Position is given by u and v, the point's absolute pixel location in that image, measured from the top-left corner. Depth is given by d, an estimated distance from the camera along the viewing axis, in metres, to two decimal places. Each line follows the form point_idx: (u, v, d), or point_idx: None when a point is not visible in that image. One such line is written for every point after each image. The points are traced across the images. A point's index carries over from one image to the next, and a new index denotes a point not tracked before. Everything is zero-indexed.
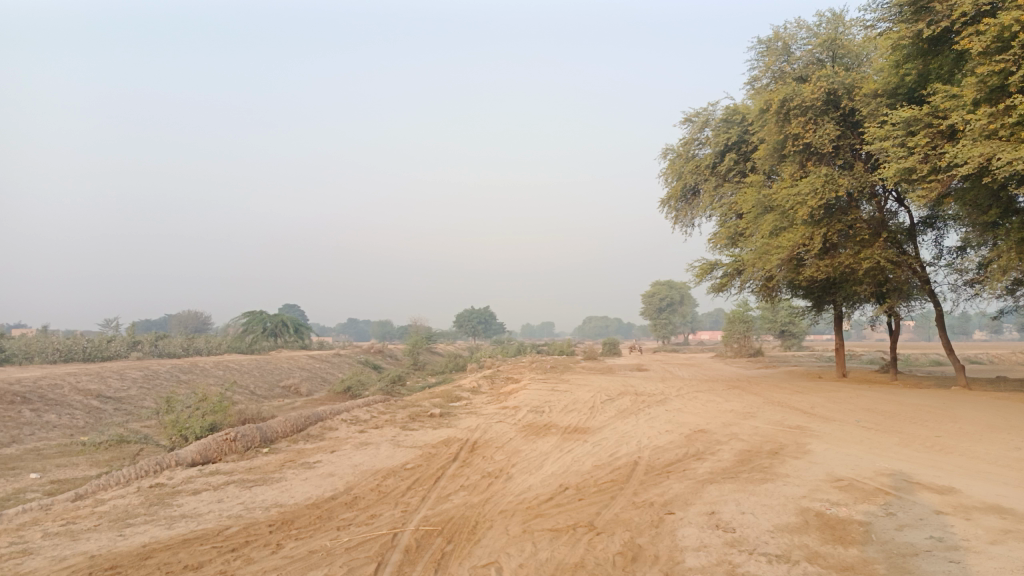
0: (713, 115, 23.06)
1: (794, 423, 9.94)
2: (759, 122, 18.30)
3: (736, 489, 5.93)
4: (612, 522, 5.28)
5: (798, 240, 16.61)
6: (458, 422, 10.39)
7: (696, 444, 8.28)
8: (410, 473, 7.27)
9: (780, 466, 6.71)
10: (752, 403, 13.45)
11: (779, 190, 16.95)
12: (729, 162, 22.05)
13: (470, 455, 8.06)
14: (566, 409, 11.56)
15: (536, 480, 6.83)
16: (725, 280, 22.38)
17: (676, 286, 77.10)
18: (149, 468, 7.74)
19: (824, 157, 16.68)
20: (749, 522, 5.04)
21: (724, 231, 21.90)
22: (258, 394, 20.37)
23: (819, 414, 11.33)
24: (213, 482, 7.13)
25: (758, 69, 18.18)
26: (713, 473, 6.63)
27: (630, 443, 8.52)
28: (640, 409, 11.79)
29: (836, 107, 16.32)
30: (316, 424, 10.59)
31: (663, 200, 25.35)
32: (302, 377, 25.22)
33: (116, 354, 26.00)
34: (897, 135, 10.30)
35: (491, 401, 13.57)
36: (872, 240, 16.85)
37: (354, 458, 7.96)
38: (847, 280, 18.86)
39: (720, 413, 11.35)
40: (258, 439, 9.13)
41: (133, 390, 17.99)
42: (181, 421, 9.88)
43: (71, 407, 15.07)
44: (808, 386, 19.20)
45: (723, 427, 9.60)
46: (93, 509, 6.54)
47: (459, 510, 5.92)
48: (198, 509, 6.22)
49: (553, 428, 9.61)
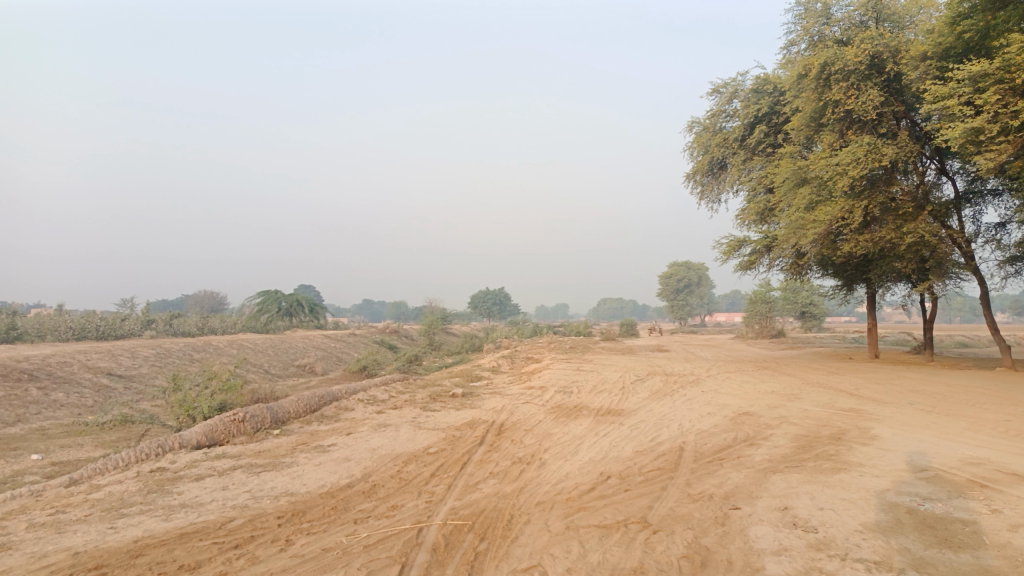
0: (742, 85, 22.07)
1: (846, 405, 9.19)
2: (794, 89, 17.35)
3: (806, 480, 5.21)
4: (670, 518, 4.59)
5: (837, 214, 15.71)
6: (482, 403, 9.73)
7: (746, 428, 7.56)
8: (433, 458, 6.61)
9: (850, 453, 5.99)
10: (790, 384, 12.66)
11: (816, 160, 16.05)
12: (759, 134, 21.11)
13: (498, 438, 7.39)
14: (596, 390, 10.85)
15: (573, 467, 6.14)
16: (753, 258, 21.55)
17: (694, 267, 76.30)
18: (150, 451, 7.14)
19: (866, 126, 15.74)
20: (831, 522, 4.33)
21: (753, 206, 20.99)
22: (272, 373, 19.85)
23: (867, 396, 10.57)
24: (218, 467, 6.51)
25: (795, 34, 17.22)
26: (774, 461, 5.91)
27: (671, 427, 7.80)
28: (675, 390, 11.06)
29: (879, 72, 15.38)
30: (331, 404, 9.98)
31: (688, 175, 24.46)
32: (317, 356, 24.73)
33: (130, 332, 25.64)
34: (962, 93, 9.43)
35: (514, 381, 12.91)
36: (915, 214, 15.93)
37: (372, 441, 7.31)
38: (885, 257, 17.98)
39: (760, 394, 10.61)
40: (268, 421, 8.51)
41: (145, 368, 17.52)
42: (188, 400, 9.31)
43: (81, 385, 14.59)
44: (842, 367, 18.38)
45: (769, 409, 8.86)
46: (87, 496, 5.94)
47: (490, 502, 5.25)
48: (199, 498, 5.59)
49: (585, 410, 8.91)
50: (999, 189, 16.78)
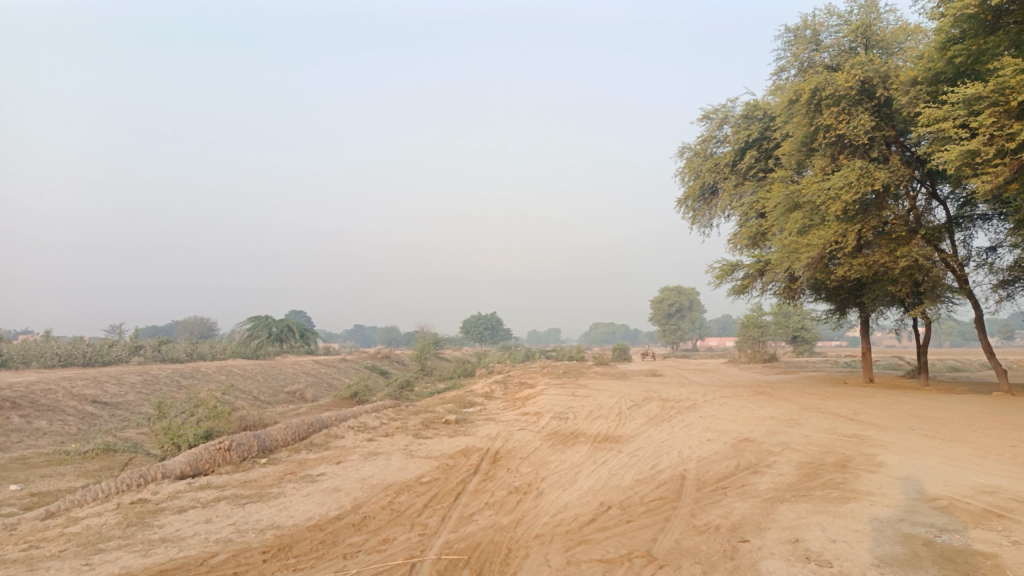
0: (733, 111, 22.17)
1: (848, 431, 9.00)
2: (785, 114, 17.39)
3: (815, 510, 5.01)
4: (675, 552, 4.38)
5: (830, 237, 15.64)
6: (476, 430, 9.49)
7: (747, 455, 7.37)
8: (426, 488, 6.37)
9: (858, 481, 5.80)
10: (789, 409, 12.48)
11: (809, 184, 16.03)
12: (750, 159, 21.15)
13: (493, 467, 7.16)
14: (592, 416, 10.63)
15: (572, 497, 5.92)
16: (747, 282, 21.48)
17: (686, 292, 76.36)
18: (131, 481, 6.87)
19: (857, 150, 15.76)
20: (846, 555, 4.13)
21: (746, 231, 20.96)
22: (261, 400, 19.49)
23: (867, 421, 10.40)
24: (202, 499, 6.25)
25: (785, 59, 17.31)
26: (779, 491, 5.71)
27: (671, 454, 7.59)
28: (672, 415, 10.87)
29: (869, 97, 15.44)
30: (321, 431, 9.71)
31: (680, 200, 24.47)
32: (307, 383, 24.37)
33: (117, 358, 25.23)
34: (957, 115, 9.39)
35: (508, 406, 12.67)
36: (908, 237, 15.90)
37: (362, 470, 7.06)
38: (879, 281, 17.92)
39: (760, 420, 10.42)
40: (255, 449, 8.24)
41: (131, 395, 17.16)
42: (173, 428, 9.04)
43: (64, 413, 14.23)
44: (838, 391, 18.23)
45: (770, 436, 8.67)
46: (63, 530, 5.67)
47: (486, 535, 5.02)
48: (181, 532, 5.33)
49: (581, 437, 8.69)
50: (990, 213, 16.77)
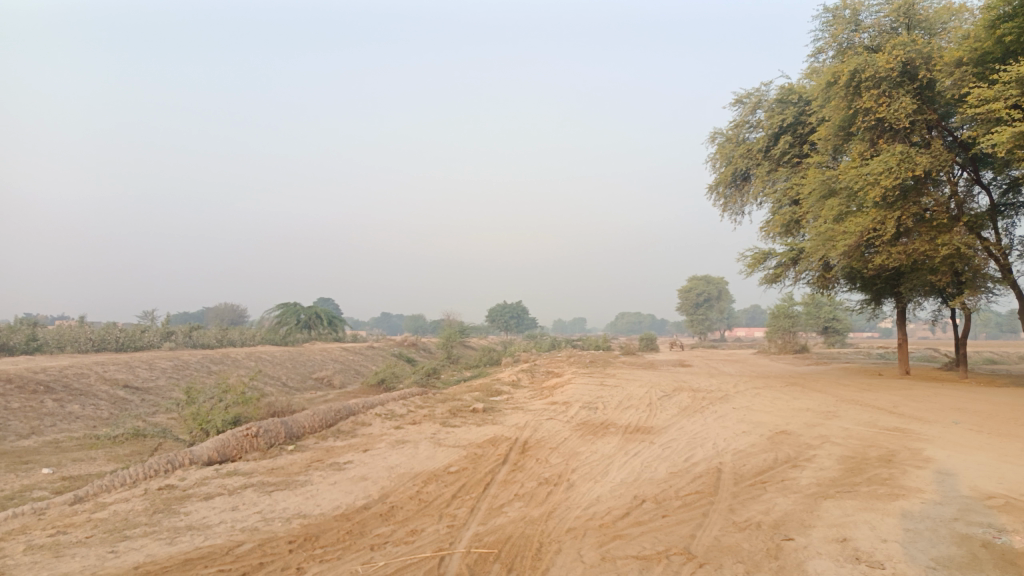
0: (766, 95, 21.65)
1: (889, 424, 8.69)
2: (822, 98, 16.90)
3: (862, 507, 4.77)
4: (716, 550, 4.18)
5: (868, 225, 15.19)
6: (504, 419, 9.34)
7: (785, 448, 7.12)
8: (454, 478, 6.23)
9: (905, 477, 5.54)
10: (825, 400, 12.15)
11: (846, 170, 15.57)
12: (784, 144, 20.66)
13: (522, 457, 7.00)
14: (622, 405, 10.43)
15: (605, 490, 5.73)
16: (779, 270, 21.02)
17: (714, 281, 75.52)
18: (159, 467, 6.83)
19: (898, 134, 15.26)
20: (898, 556, 3.90)
21: (779, 218, 20.49)
22: (289, 386, 19.59)
23: (908, 414, 10.06)
24: (229, 486, 6.18)
25: (822, 41, 16.81)
26: (822, 486, 5.47)
27: (706, 447, 7.36)
28: (704, 407, 10.61)
29: (911, 79, 14.92)
30: (348, 418, 9.64)
31: (711, 187, 24.02)
32: (334, 369, 24.46)
33: (149, 344, 25.55)
34: (1010, 94, 8.98)
35: (536, 395, 12.51)
36: (950, 225, 15.38)
37: (390, 459, 6.95)
38: (918, 270, 17.40)
39: (796, 412, 10.14)
40: (283, 436, 8.18)
41: (162, 380, 17.33)
42: (202, 413, 9.03)
43: (96, 397, 14.39)
44: (874, 383, 17.76)
45: (807, 428, 8.39)
46: (91, 515, 5.64)
47: (517, 528, 4.86)
48: (207, 520, 5.25)
49: (612, 428, 8.49)
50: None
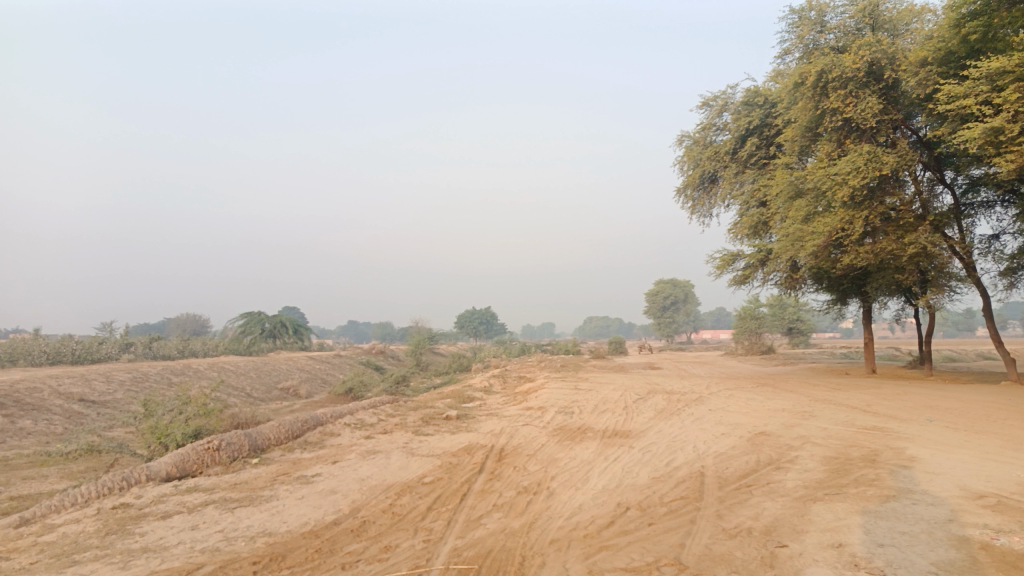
0: (732, 98, 21.77)
1: (867, 423, 8.62)
2: (789, 99, 16.99)
3: (854, 510, 4.62)
4: (708, 559, 3.98)
5: (837, 225, 15.29)
6: (478, 426, 9.08)
7: (767, 450, 6.98)
8: (429, 489, 5.95)
9: (893, 478, 5.41)
10: (800, 400, 12.12)
11: (815, 170, 15.65)
12: (751, 146, 20.76)
13: (499, 465, 6.75)
14: (598, 409, 10.23)
15: (586, 498, 5.51)
16: (747, 272, 21.10)
17: (680, 285, 76.20)
18: (114, 484, 6.43)
19: (864, 134, 15.39)
20: (898, 561, 3.74)
21: (747, 220, 20.57)
22: (254, 397, 19.05)
23: (882, 413, 10.04)
24: (189, 503, 5.82)
25: (789, 43, 16.91)
26: (809, 489, 5.32)
27: (686, 450, 7.19)
28: (681, 409, 10.48)
29: (877, 80, 15.07)
30: (315, 428, 9.29)
31: (679, 189, 24.07)
32: (301, 379, 23.92)
33: (107, 356, 24.74)
34: (980, 91, 9.06)
35: (509, 401, 12.27)
36: (915, 224, 15.56)
37: (360, 470, 6.64)
38: (885, 270, 17.58)
39: (772, 412, 10.05)
40: (246, 448, 7.81)
41: (120, 393, 16.70)
42: (161, 426, 8.60)
43: (50, 412, 13.76)
44: (843, 383, 17.87)
45: (786, 429, 8.28)
46: (38, 539, 5.24)
47: (497, 541, 4.61)
48: (165, 541, 4.90)
49: (590, 432, 8.29)
50: (993, 199, 16.37)
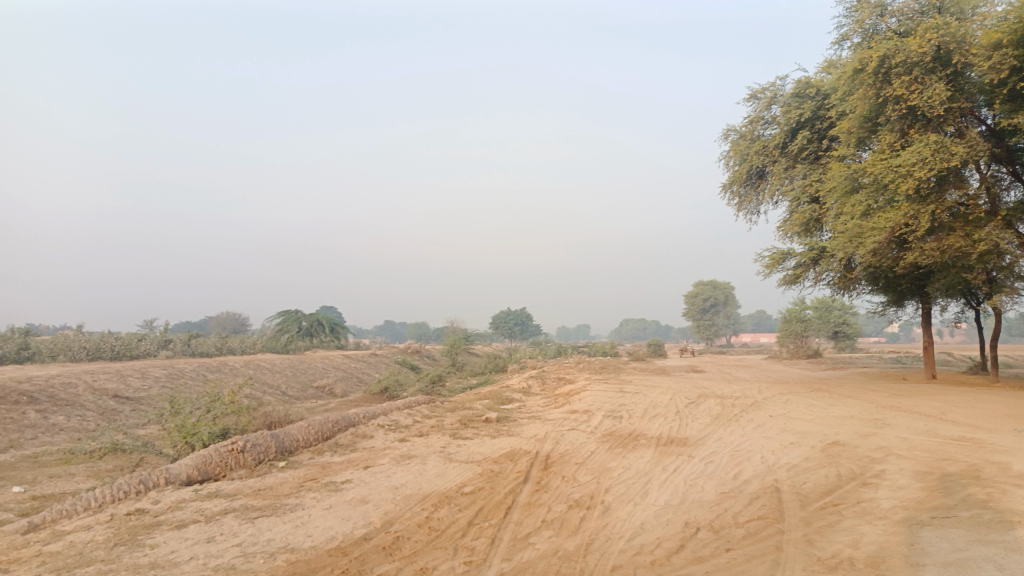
0: (782, 90, 20.80)
1: (951, 433, 7.77)
2: (847, 88, 16.02)
3: (974, 539, 3.88)
4: None
5: (900, 220, 14.31)
6: (520, 430, 8.46)
7: (846, 463, 6.23)
8: (470, 500, 5.35)
9: (1009, 499, 4.64)
10: (863, 407, 11.28)
11: (876, 162, 14.69)
12: (802, 140, 19.78)
13: (545, 474, 6.12)
14: (648, 414, 9.51)
15: (648, 515, 4.84)
16: (799, 272, 20.09)
17: (720, 286, 74.58)
18: (129, 488, 5.94)
19: (930, 124, 14.38)
20: None
21: (798, 217, 19.59)
22: (288, 395, 18.71)
23: (962, 421, 9.16)
24: (208, 512, 5.30)
25: (847, 28, 15.95)
26: (910, 510, 4.58)
27: (753, 461, 6.47)
28: (738, 415, 9.73)
29: (944, 65, 14.08)
30: (347, 429, 8.76)
31: (725, 185, 23.15)
32: (336, 377, 23.57)
33: (146, 352, 24.75)
34: None
35: (550, 403, 11.63)
36: (986, 219, 14.49)
37: (394, 478, 6.06)
38: (950, 268, 16.47)
39: (839, 420, 9.23)
40: (273, 450, 7.30)
41: (154, 389, 16.47)
42: (187, 425, 8.13)
43: (83, 407, 13.53)
44: (903, 389, 16.81)
45: (861, 439, 7.49)
46: (42, 548, 4.76)
47: (549, 566, 3.98)
48: (175, 556, 4.37)
49: (642, 439, 7.60)
50: None
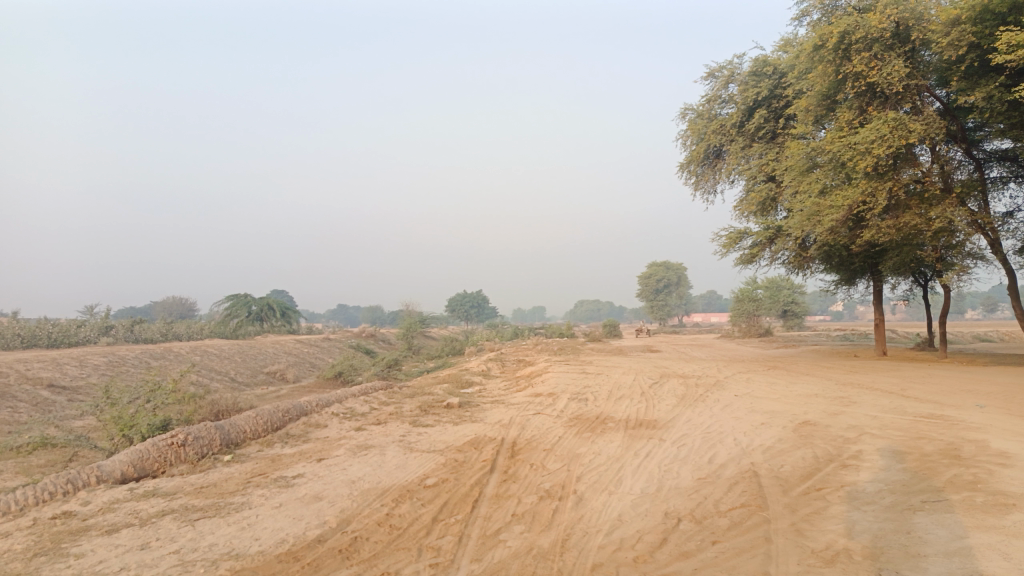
0: (739, 68, 20.70)
1: (919, 410, 7.69)
2: (806, 65, 15.93)
3: (972, 526, 3.68)
4: None
5: (858, 197, 14.32)
6: (483, 415, 8.10)
7: (821, 444, 6.03)
8: (433, 494, 4.97)
9: (998, 480, 4.47)
10: (825, 384, 11.25)
11: (834, 139, 14.64)
12: (759, 119, 19.72)
13: (512, 463, 5.78)
14: (614, 396, 9.26)
15: (625, 506, 4.54)
16: (755, 251, 20.10)
17: (673, 268, 75.32)
18: (56, 488, 5.37)
19: (887, 101, 14.39)
20: None
21: (755, 196, 19.57)
22: (237, 382, 18.01)
23: (925, 398, 9.13)
24: (144, 514, 4.80)
25: (807, 5, 15.84)
26: (898, 494, 4.37)
27: (727, 444, 6.24)
28: (704, 395, 9.54)
29: (902, 42, 14.06)
30: (298, 419, 8.27)
31: (681, 165, 23.03)
32: (287, 363, 22.85)
33: (85, 340, 23.61)
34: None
35: (511, 386, 11.30)
36: (940, 197, 14.58)
37: (350, 470, 5.64)
38: (904, 246, 16.61)
39: (805, 398, 9.10)
40: (217, 444, 6.79)
41: (93, 378, 15.60)
42: (125, 417, 7.53)
43: (14, 398, 12.67)
44: (857, 366, 17.00)
45: (831, 418, 7.35)
46: None
47: (524, 567, 3.64)
48: (103, 566, 3.88)
49: (611, 422, 7.32)
50: (1009, 174, 15.50)
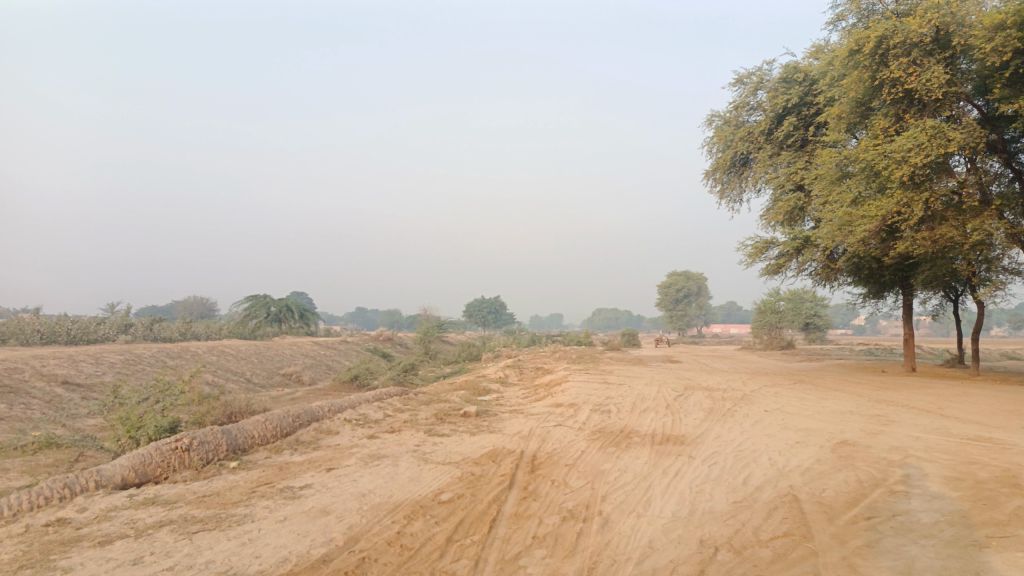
0: (768, 75, 20.25)
1: (964, 432, 7.23)
2: (840, 71, 15.47)
3: None
4: None
5: (892, 208, 13.82)
6: (501, 426, 7.76)
7: (864, 467, 5.63)
8: (448, 510, 4.64)
9: None
10: (858, 401, 10.78)
11: (868, 147, 14.15)
12: (788, 127, 19.24)
13: (532, 478, 5.43)
14: (638, 408, 8.88)
15: (655, 531, 4.18)
16: (781, 261, 19.59)
17: (693, 277, 74.50)
18: (52, 493, 5.09)
19: (925, 109, 13.89)
20: None
21: (782, 205, 19.07)
22: (252, 383, 17.82)
23: (967, 418, 8.64)
24: (141, 524, 4.51)
25: (842, 9, 15.39)
26: (957, 527, 3.97)
27: (762, 464, 5.84)
28: (732, 409, 9.13)
29: (942, 48, 13.58)
30: (309, 424, 7.99)
31: (707, 173, 22.60)
32: (303, 365, 22.65)
33: (104, 337, 23.60)
34: None
35: (530, 395, 10.95)
36: (978, 209, 14.03)
37: (361, 482, 5.32)
38: (938, 259, 16.03)
39: (840, 415, 8.66)
40: (223, 449, 6.51)
41: (108, 376, 15.45)
42: (132, 418, 7.28)
43: (28, 395, 12.53)
44: (887, 382, 16.42)
45: (871, 437, 6.92)
46: None
47: None
48: None
49: (637, 437, 6.95)
50: None
